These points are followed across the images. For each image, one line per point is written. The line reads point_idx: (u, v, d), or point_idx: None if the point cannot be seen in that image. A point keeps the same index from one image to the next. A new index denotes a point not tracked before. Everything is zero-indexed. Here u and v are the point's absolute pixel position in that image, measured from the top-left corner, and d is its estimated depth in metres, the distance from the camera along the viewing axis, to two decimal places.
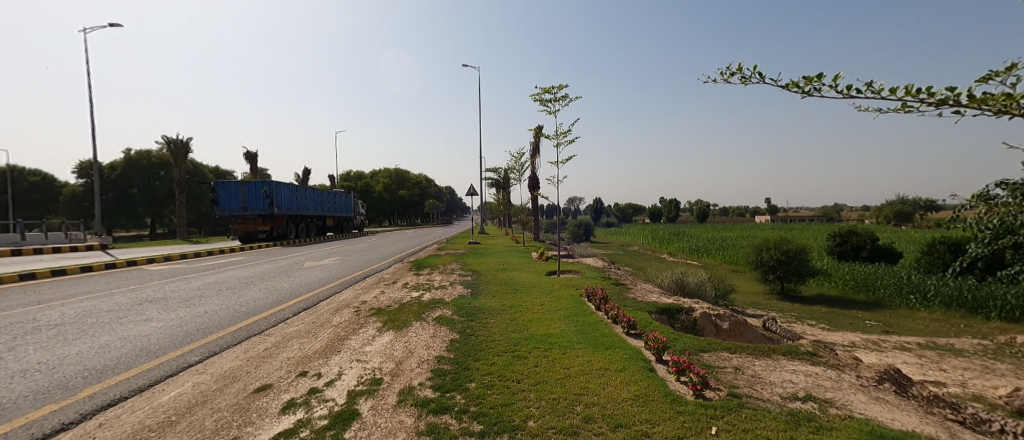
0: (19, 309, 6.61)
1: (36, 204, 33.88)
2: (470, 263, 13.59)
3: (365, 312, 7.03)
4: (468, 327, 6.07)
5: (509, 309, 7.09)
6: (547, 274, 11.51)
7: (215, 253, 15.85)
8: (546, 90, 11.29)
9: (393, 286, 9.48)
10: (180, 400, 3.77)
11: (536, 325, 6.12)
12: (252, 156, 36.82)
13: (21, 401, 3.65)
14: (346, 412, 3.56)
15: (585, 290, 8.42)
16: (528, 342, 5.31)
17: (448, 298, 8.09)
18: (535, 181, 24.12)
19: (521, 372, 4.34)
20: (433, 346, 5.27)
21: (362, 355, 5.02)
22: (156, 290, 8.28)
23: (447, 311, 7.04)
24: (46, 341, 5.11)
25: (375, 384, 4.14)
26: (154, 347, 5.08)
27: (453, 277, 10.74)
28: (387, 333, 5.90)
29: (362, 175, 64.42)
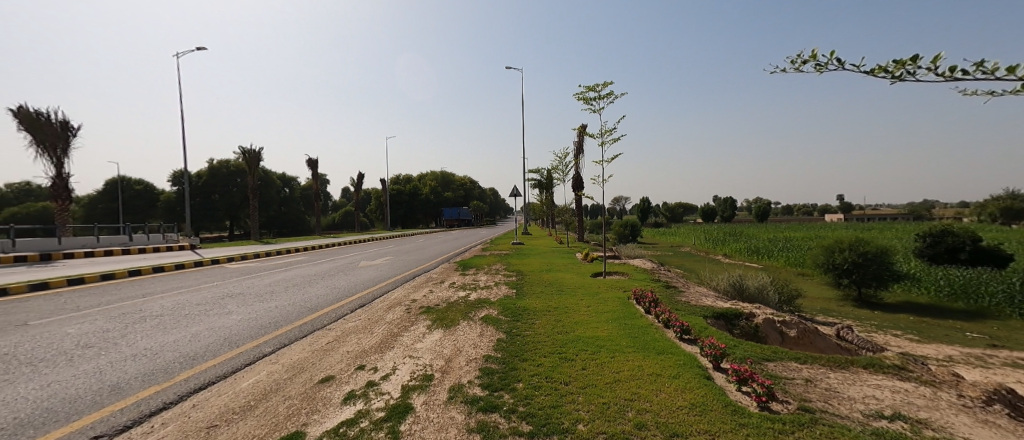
0: (127, 300, 7.47)
1: (141, 209, 38.40)
2: (515, 263, 13.59)
3: (416, 309, 7.29)
4: (515, 327, 6.11)
5: (555, 311, 7.02)
6: (593, 276, 11.36)
7: (281, 252, 17.06)
8: (588, 88, 10.93)
9: (440, 285, 9.71)
10: (257, 387, 4.08)
11: (583, 327, 6.03)
12: (313, 162, 39.34)
13: (133, 380, 4.12)
14: (401, 405, 3.69)
15: (634, 292, 8.25)
16: (574, 344, 5.24)
17: (493, 298, 8.20)
18: (581, 182, 23.83)
19: (569, 374, 4.29)
20: (481, 345, 5.35)
21: (414, 351, 5.19)
22: (234, 286, 9.00)
23: (493, 311, 7.10)
24: (150, 329, 5.75)
25: (426, 380, 4.27)
26: (236, 337, 5.55)
27: (498, 277, 10.83)
28: (437, 331, 6.08)
29: (410, 178, 67.50)
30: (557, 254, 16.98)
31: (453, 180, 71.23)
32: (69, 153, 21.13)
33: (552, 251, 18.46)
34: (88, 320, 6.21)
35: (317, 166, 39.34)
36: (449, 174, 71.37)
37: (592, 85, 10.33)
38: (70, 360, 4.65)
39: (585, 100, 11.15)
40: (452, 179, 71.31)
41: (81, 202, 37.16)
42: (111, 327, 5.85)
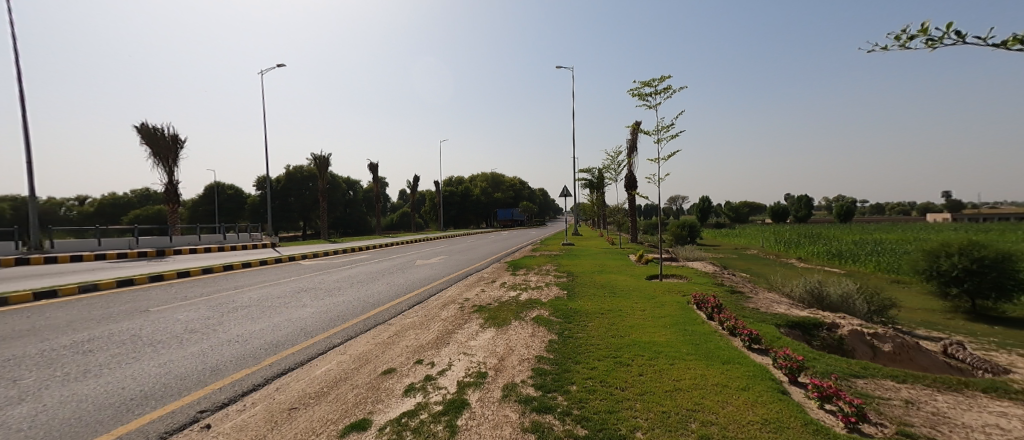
0: (222, 292, 8.37)
1: (232, 211, 42.88)
2: (566, 264, 13.40)
3: (469, 308, 7.38)
4: (567, 328, 5.97)
5: (609, 314, 6.79)
6: (648, 278, 10.90)
7: (345, 250, 18.12)
8: (643, 83, 10.53)
9: (491, 285, 9.78)
10: (329, 374, 4.33)
11: (639, 331, 5.77)
12: (373, 166, 41.45)
13: (229, 364, 4.66)
14: (458, 400, 3.72)
15: (694, 296, 7.80)
16: (630, 348, 5.02)
17: (544, 299, 8.11)
18: (634, 181, 23.11)
19: (624, 379, 4.11)
20: (533, 345, 5.28)
21: (469, 348, 5.24)
22: (307, 281, 9.70)
23: (544, 312, 7.00)
24: (240, 319, 6.37)
25: (480, 377, 4.28)
26: (311, 328, 5.98)
27: (549, 278, 10.72)
28: (490, 329, 6.09)
29: (461, 180, 69.17)
30: (610, 255, 16.55)
31: (502, 181, 72.07)
32: (179, 163, 23.86)
33: (604, 252, 18.02)
34: (194, 309, 7.06)
35: (377, 170, 41.43)
36: (500, 175, 72.87)
37: (648, 80, 9.94)
38: (178, 344, 5.29)
39: (641, 95, 10.77)
40: (501, 180, 72.26)
41: (186, 205, 42.40)
42: (208, 317, 6.55)
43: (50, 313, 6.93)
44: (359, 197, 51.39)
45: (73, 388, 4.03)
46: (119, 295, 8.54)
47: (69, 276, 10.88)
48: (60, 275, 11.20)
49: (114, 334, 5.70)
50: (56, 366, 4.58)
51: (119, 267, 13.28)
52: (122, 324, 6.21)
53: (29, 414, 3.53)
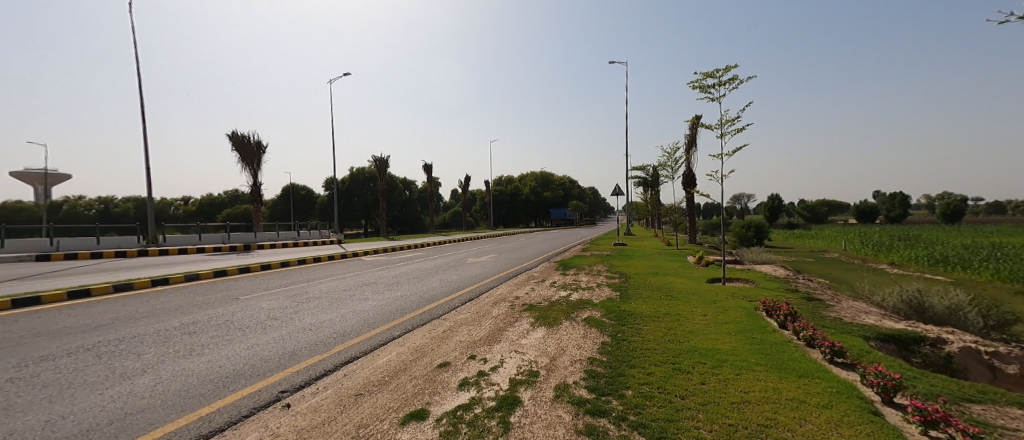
0: (294, 284, 9.04)
1: (303, 210, 46.47)
2: (618, 265, 12.96)
3: (519, 306, 7.35)
4: (620, 331, 5.75)
5: (665, 318, 6.43)
6: (709, 281, 10.27)
7: (401, 248, 18.84)
8: (706, 74, 9.91)
9: (541, 284, 9.67)
10: (389, 365, 4.50)
11: (701, 337, 5.42)
12: (428, 167, 42.88)
13: (303, 350, 5.01)
14: (510, 397, 3.68)
15: (762, 302, 7.21)
16: (690, 355, 4.71)
17: (596, 300, 7.89)
18: (693, 179, 21.96)
19: (684, 386, 3.86)
20: (585, 346, 5.14)
21: (520, 346, 5.20)
22: (368, 276, 10.21)
23: (596, 313, 6.81)
24: (313, 309, 6.83)
25: (532, 376, 4.21)
26: (372, 320, 6.28)
27: (600, 279, 10.40)
28: (540, 329, 6.00)
29: (511, 179, 69.76)
30: (665, 256, 15.82)
31: (552, 180, 71.85)
32: (262, 167, 26.07)
33: (660, 253, 17.25)
34: (272, 298, 7.70)
35: (432, 170, 42.77)
36: (550, 174, 72.04)
37: (712, 70, 9.37)
38: (263, 329, 5.78)
39: (703, 87, 10.16)
40: (551, 179, 72.05)
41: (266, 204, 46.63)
42: (285, 306, 7.09)
43: (156, 298, 7.85)
44: (415, 197, 53.38)
45: (183, 363, 4.54)
46: (219, 284, 9.54)
47: (170, 267, 12.29)
48: (163, 266, 12.69)
49: (212, 318, 6.35)
50: (169, 343, 5.19)
51: (210, 260, 14.78)
52: (214, 309, 6.90)
53: (150, 384, 4.02)
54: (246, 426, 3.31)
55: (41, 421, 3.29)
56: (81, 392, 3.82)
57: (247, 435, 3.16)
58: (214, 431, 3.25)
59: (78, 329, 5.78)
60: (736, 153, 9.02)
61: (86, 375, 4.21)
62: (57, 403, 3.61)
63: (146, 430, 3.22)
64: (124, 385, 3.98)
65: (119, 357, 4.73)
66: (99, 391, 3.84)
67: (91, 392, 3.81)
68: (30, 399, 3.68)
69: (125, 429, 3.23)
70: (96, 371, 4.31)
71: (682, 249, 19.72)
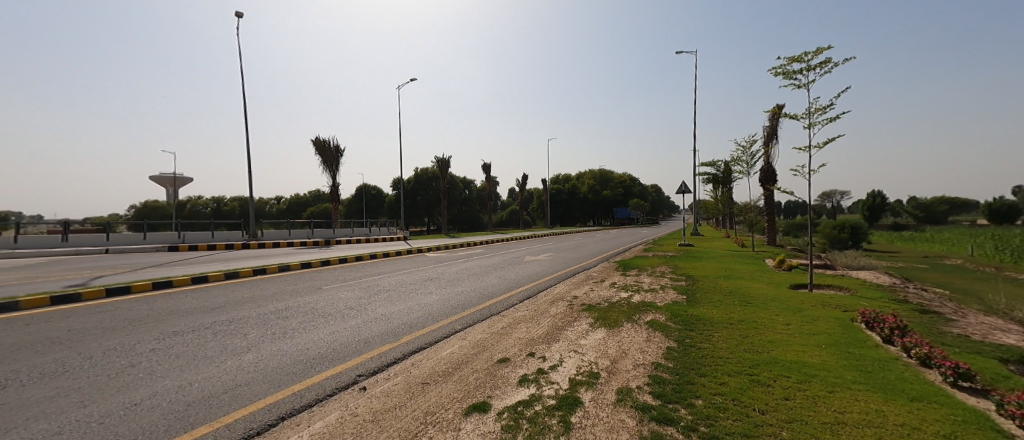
0: (364, 277, 9.60)
1: (374, 208, 49.67)
2: (684, 267, 12.16)
3: (578, 306, 7.12)
4: (687, 336, 5.31)
5: (740, 325, 5.82)
6: (792, 288, 9.26)
7: (461, 245, 19.27)
8: (792, 60, 8.87)
9: (600, 285, 9.33)
10: (452, 357, 4.57)
11: (784, 348, 4.85)
12: (487, 167, 43.69)
13: (377, 338, 5.29)
14: (571, 397, 3.55)
15: (860, 313, 6.33)
16: (771, 366, 4.21)
17: (660, 302, 7.42)
18: (773, 174, 20.10)
19: (765, 400, 3.45)
20: (648, 350, 4.82)
21: (579, 346, 5.03)
22: (431, 271, 10.56)
23: (660, 316, 6.39)
24: (384, 300, 7.22)
25: (593, 377, 4.03)
26: (436, 313, 6.48)
27: (664, 281, 9.79)
28: (600, 330, 5.75)
29: (569, 178, 69.09)
30: (738, 259, 14.58)
31: (611, 178, 70.10)
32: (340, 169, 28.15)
33: (732, 255, 15.95)
34: (348, 289, 8.23)
35: (491, 170, 43.51)
36: (609, 173, 70.90)
37: (799, 53, 8.35)
38: (343, 317, 6.20)
39: (788, 74, 9.14)
40: (611, 177, 70.30)
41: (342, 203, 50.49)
42: (360, 296, 7.55)
43: (249, 286, 8.70)
44: (474, 195, 55.00)
45: (280, 344, 4.99)
46: (300, 275, 10.38)
47: (261, 259, 13.61)
48: (254, 258, 14.08)
49: (300, 305, 6.93)
50: (268, 325, 5.74)
51: (294, 253, 16.20)
52: (300, 297, 7.52)
53: (254, 360, 4.46)
54: (330, 405, 3.52)
55: (176, 386, 3.78)
56: (203, 364, 4.33)
57: (331, 413, 3.36)
58: (305, 405, 3.50)
59: (196, 310, 6.58)
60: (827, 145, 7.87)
61: (205, 349, 4.77)
62: (187, 371, 4.12)
63: (253, 400, 3.56)
64: (235, 360, 4.45)
65: (230, 335, 5.31)
66: (217, 364, 4.32)
67: (211, 365, 4.30)
68: (166, 367, 4.23)
69: (237, 398, 3.59)
70: (213, 346, 4.86)
71: (759, 251, 18.07)
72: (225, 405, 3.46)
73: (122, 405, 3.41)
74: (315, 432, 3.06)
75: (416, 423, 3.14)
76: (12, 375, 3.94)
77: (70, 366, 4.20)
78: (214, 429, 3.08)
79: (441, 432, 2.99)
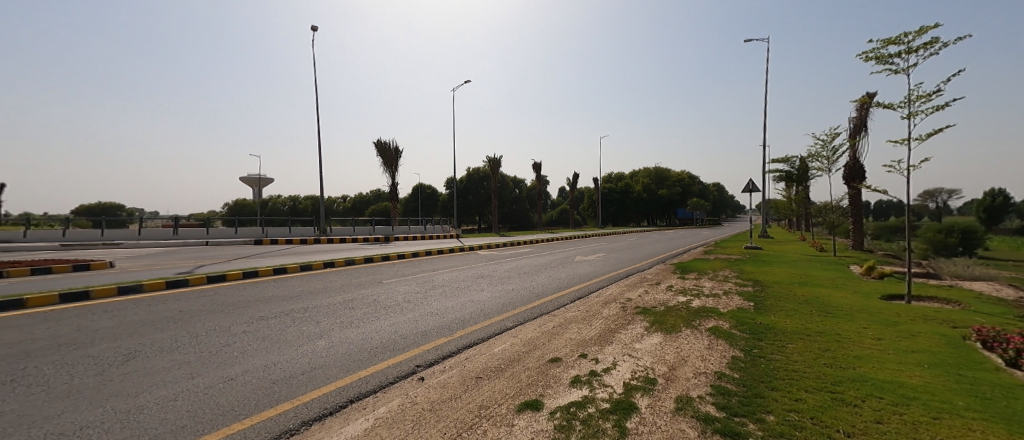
0: (420, 272, 9.96)
1: (431, 207, 51.53)
2: (750, 271, 11.29)
3: (632, 309, 6.87)
4: (755, 345, 4.91)
5: (819, 337, 5.26)
6: (882, 298, 8.25)
7: (514, 244, 19.41)
8: (889, 41, 7.91)
9: (656, 288, 8.92)
10: (504, 354, 4.60)
11: (874, 366, 4.32)
12: (538, 166, 43.67)
13: (433, 331, 5.46)
14: (625, 401, 3.43)
15: (974, 330, 5.48)
16: (858, 385, 3.77)
17: (723, 309, 6.94)
18: (860, 171, 18.08)
19: (851, 422, 3.10)
20: (710, 358, 4.52)
21: (634, 350, 4.84)
22: (483, 269, 10.74)
23: (723, 323, 5.98)
24: (439, 296, 7.45)
25: (649, 383, 3.86)
26: (489, 310, 6.57)
27: (728, 286, 9.14)
28: (656, 334, 5.50)
29: (623, 176, 67.18)
30: (815, 264, 13.27)
31: (669, 176, 67.11)
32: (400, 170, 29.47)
33: (808, 259, 14.55)
34: (405, 283, 8.59)
35: (540, 168, 43.33)
36: (664, 170, 68.08)
37: (898, 34, 7.41)
38: (403, 310, 6.49)
39: (883, 58, 8.16)
40: (668, 176, 67.34)
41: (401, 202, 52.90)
42: (417, 291, 7.87)
43: (320, 278, 9.38)
44: (524, 194, 55.49)
45: (347, 332, 5.32)
46: (361, 269, 11.00)
47: (329, 253, 14.63)
48: (324, 253, 15.16)
49: (363, 297, 7.35)
50: (337, 315, 6.14)
51: (357, 249, 17.25)
52: (363, 289, 7.97)
53: (326, 346, 4.79)
54: (391, 392, 3.69)
55: (263, 365, 4.17)
56: (283, 347, 4.73)
57: (393, 399, 3.52)
58: (371, 391, 3.70)
59: (276, 298, 7.22)
60: (932, 137, 6.92)
61: (285, 334, 5.21)
62: (271, 353, 4.52)
63: (326, 382, 3.83)
64: (310, 345, 4.83)
65: (306, 321, 5.76)
66: (295, 348, 4.70)
67: (290, 348, 4.69)
68: (254, 348, 4.67)
69: (312, 379, 3.89)
70: (291, 331, 5.30)
71: (840, 256, 16.30)
72: (303, 385, 3.76)
73: (220, 379, 3.82)
74: (379, 416, 3.22)
75: (470, 415, 3.20)
76: (135, 347, 4.56)
77: (179, 342, 4.78)
78: (294, 406, 3.36)
79: (494, 427, 3.01)
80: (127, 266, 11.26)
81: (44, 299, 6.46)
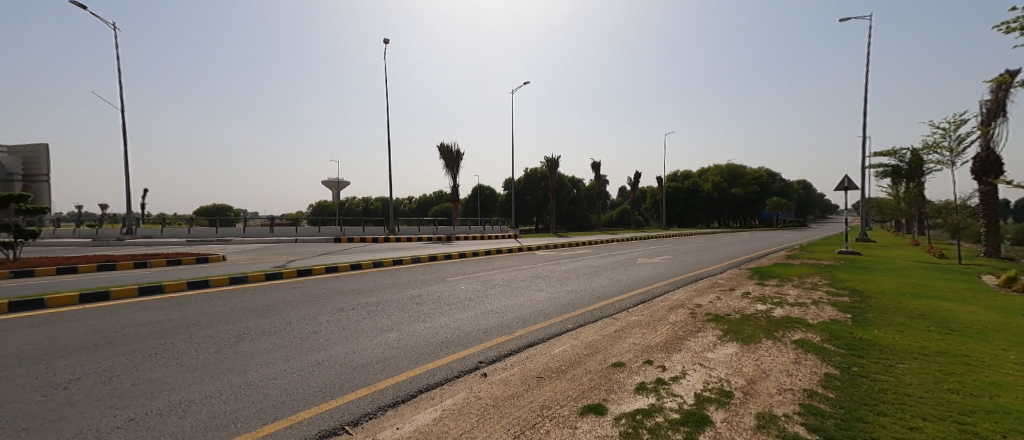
0: (482, 271, 10.22)
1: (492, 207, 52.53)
2: (846, 279, 10.12)
3: (702, 315, 6.49)
4: (854, 363, 4.41)
5: (939, 358, 4.58)
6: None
7: (574, 245, 19.15)
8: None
9: (730, 294, 8.30)
10: (565, 355, 4.59)
11: (1015, 395, 3.68)
12: (596, 165, 42.76)
13: (495, 329, 5.59)
14: (697, 414, 3.27)
15: None
16: (993, 417, 3.24)
17: (812, 320, 6.30)
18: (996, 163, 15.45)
19: None
20: (796, 374, 4.14)
21: (705, 360, 4.57)
22: (543, 269, 10.77)
23: (813, 336, 5.44)
24: (499, 294, 7.60)
25: (724, 396, 3.64)
26: (549, 310, 6.58)
27: (817, 294, 8.28)
28: (731, 344, 5.15)
29: (690, 175, 63.71)
30: (928, 272, 11.57)
31: (742, 174, 62.34)
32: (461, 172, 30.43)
33: (918, 267, 12.72)
34: (467, 281, 8.87)
35: (599, 168, 42.35)
36: (736, 166, 63.31)
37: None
38: (465, 307, 6.72)
39: None
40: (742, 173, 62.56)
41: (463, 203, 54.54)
42: (478, 289, 8.10)
43: (391, 274, 9.98)
44: (582, 194, 54.78)
45: (415, 326, 5.64)
46: (426, 267, 11.55)
47: (396, 252, 15.49)
48: (395, 251, 16.10)
49: (428, 293, 7.72)
50: (405, 309, 6.53)
51: (423, 247, 18.09)
52: (428, 286, 8.37)
53: (397, 338, 5.12)
54: (456, 385, 3.85)
55: (344, 352, 4.56)
56: (360, 336, 5.13)
57: (459, 393, 3.67)
58: (438, 383, 3.89)
59: (351, 291, 7.83)
60: None
61: (361, 325, 5.64)
62: (350, 342, 4.93)
63: (398, 372, 4.09)
64: (382, 336, 5.18)
65: (379, 314, 6.20)
66: (370, 338, 5.08)
67: (365, 338, 5.07)
68: (335, 336, 5.13)
69: (386, 368, 4.18)
70: (366, 323, 5.73)
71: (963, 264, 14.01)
72: (378, 373, 4.06)
73: (309, 362, 4.25)
74: (446, 408, 3.38)
75: (533, 414, 3.24)
76: (241, 331, 5.21)
77: (276, 328, 5.38)
78: (372, 391, 3.64)
79: (558, 428, 3.03)
80: (234, 259, 12.81)
81: (176, 285, 7.60)
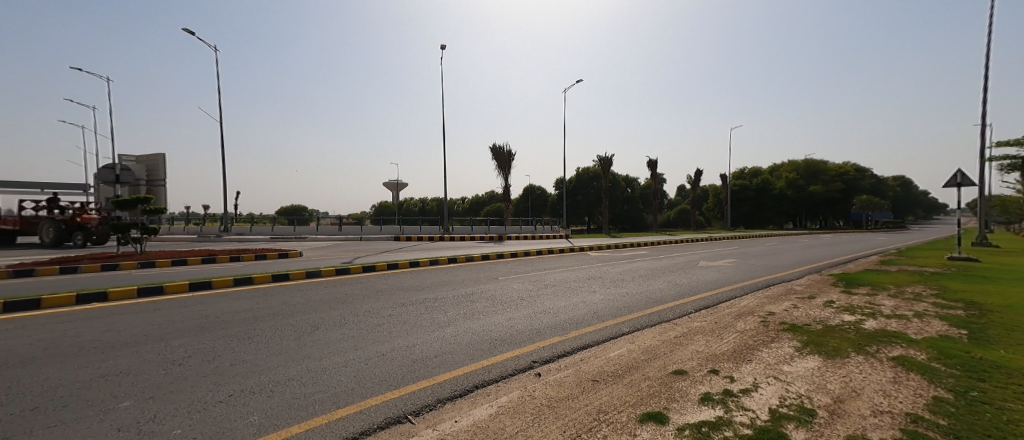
0: (535, 271, 10.20)
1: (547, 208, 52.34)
2: (956, 289, 8.80)
3: (776, 324, 5.97)
4: (970, 387, 3.81)
5: None
6: None
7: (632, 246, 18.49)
8: None
9: (809, 302, 7.55)
10: (621, 359, 4.45)
11: None
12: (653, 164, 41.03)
13: (549, 329, 5.54)
14: (773, 431, 3.00)
15: None
16: None
17: (913, 334, 5.55)
18: None
19: None
20: (893, 395, 3.66)
21: (780, 373, 4.20)
22: (598, 270, 10.53)
23: (916, 353, 4.77)
24: (552, 295, 7.55)
25: (806, 414, 3.31)
26: (604, 312, 6.41)
27: (917, 305, 7.28)
28: (811, 357, 4.67)
29: (760, 171, 59.39)
30: None
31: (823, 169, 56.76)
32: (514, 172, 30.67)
33: None
34: (521, 281, 8.90)
35: (657, 167, 40.64)
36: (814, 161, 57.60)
37: None
38: (519, 306, 6.74)
39: None
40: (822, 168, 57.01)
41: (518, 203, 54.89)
42: (530, 288, 8.10)
43: (448, 272, 10.28)
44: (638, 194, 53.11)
45: (471, 323, 5.77)
46: (481, 265, 11.76)
47: (452, 251, 15.91)
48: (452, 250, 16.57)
49: (482, 291, 7.87)
50: (461, 306, 6.69)
51: (478, 247, 18.44)
52: (482, 284, 8.52)
53: (454, 334, 5.26)
54: (511, 383, 3.87)
55: (405, 345, 4.77)
56: (420, 331, 5.34)
57: (514, 391, 3.68)
58: (494, 379, 3.94)
59: (411, 288, 8.17)
60: None
61: (420, 320, 5.86)
62: (411, 335, 5.14)
63: (455, 367, 4.20)
64: (440, 331, 5.36)
65: (436, 310, 6.41)
66: (429, 333, 5.27)
67: (424, 333, 5.27)
68: (398, 330, 5.38)
69: (444, 362, 4.31)
70: (425, 318, 5.95)
71: None
72: (437, 367, 4.19)
73: (375, 353, 4.49)
74: (502, 405, 3.40)
75: (590, 418, 3.17)
76: (316, 321, 5.63)
77: (345, 320, 5.76)
78: (432, 384, 3.77)
79: (617, 434, 2.93)
80: (310, 256, 13.90)
81: (263, 277, 8.39)
